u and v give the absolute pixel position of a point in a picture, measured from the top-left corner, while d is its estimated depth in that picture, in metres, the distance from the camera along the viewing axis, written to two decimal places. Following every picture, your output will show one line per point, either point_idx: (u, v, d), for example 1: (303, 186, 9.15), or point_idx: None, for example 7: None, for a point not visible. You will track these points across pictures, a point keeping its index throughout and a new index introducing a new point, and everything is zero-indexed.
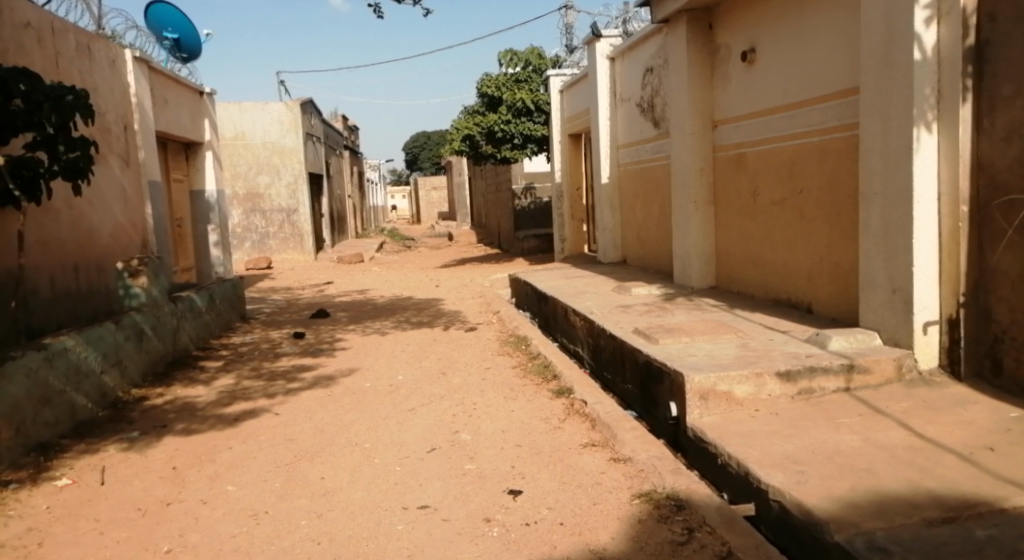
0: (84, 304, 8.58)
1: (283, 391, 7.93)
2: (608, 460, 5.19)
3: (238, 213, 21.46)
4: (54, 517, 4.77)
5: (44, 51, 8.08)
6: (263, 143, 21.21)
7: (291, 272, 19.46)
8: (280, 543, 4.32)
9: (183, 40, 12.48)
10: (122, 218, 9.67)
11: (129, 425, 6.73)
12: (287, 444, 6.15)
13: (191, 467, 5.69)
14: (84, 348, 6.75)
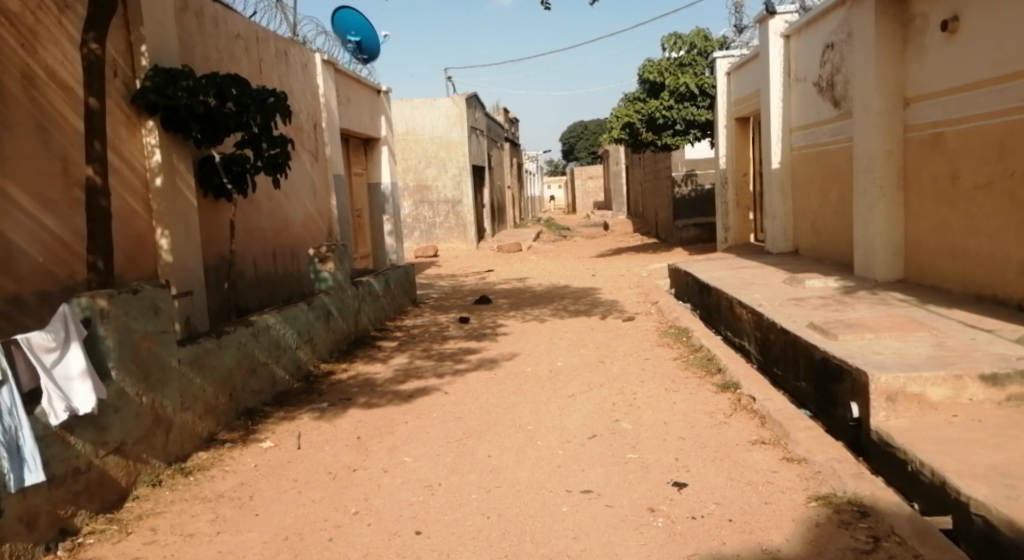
0: (280, 286, 9.40)
1: (451, 371, 8.28)
2: (781, 460, 4.98)
3: (409, 204, 22.49)
4: (260, 475, 5.28)
5: (250, 58, 8.86)
6: (431, 137, 22.04)
7: (455, 260, 20.14)
8: (453, 514, 4.51)
9: (365, 42, 13.18)
10: (311, 208, 10.44)
11: (319, 396, 7.30)
12: (456, 421, 6.41)
13: (372, 438, 6.07)
14: (282, 326, 7.39)
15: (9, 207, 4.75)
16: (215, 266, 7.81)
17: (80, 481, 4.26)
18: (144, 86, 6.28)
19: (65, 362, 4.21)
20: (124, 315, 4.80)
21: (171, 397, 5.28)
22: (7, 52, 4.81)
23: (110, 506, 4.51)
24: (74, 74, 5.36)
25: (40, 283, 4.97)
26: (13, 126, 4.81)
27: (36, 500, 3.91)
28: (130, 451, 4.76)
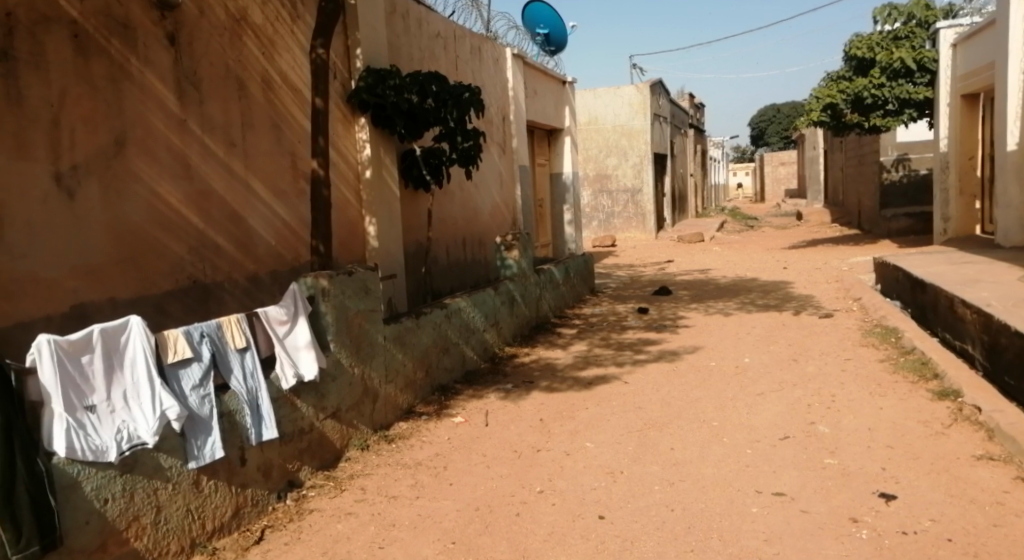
0: (469, 272, 9.85)
1: (631, 360, 8.29)
2: (1012, 479, 4.54)
3: (588, 194, 22.70)
4: (453, 447, 5.62)
5: (448, 56, 9.33)
6: (614, 126, 21.98)
7: (633, 250, 19.98)
8: (636, 503, 4.56)
9: (552, 35, 13.38)
10: (498, 198, 10.83)
11: (504, 377, 7.61)
12: (637, 411, 6.43)
13: (555, 421, 6.25)
14: (472, 309, 7.77)
15: (250, 196, 5.39)
16: (413, 252, 8.36)
17: (304, 440, 4.78)
18: (358, 86, 6.86)
19: (294, 334, 4.77)
20: (341, 295, 5.28)
21: (377, 370, 5.76)
22: (251, 59, 5.43)
23: (327, 464, 5.02)
24: (303, 77, 5.97)
25: (272, 264, 5.60)
26: (254, 125, 5.44)
27: (270, 453, 4.43)
28: (343, 417, 5.26)
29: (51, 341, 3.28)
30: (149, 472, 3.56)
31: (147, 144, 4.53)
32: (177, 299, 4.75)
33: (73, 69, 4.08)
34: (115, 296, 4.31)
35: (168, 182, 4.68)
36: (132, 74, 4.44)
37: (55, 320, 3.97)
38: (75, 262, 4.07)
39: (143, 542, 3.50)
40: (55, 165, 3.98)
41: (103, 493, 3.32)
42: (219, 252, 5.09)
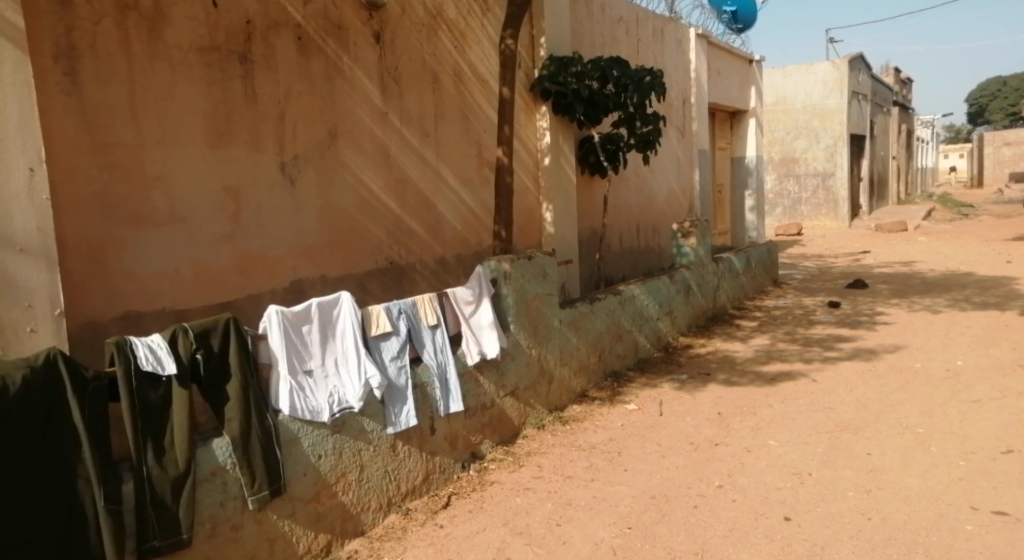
0: (643, 259, 9.77)
1: (820, 357, 7.89)
2: None
3: (773, 178, 21.70)
4: (627, 434, 5.66)
5: (630, 40, 9.29)
6: (804, 106, 20.83)
7: (823, 240, 18.84)
8: (828, 507, 4.37)
9: (741, 12, 12.87)
10: (676, 184, 10.65)
11: (679, 367, 7.53)
12: (827, 412, 6.13)
13: (735, 416, 6.10)
14: (646, 297, 7.74)
15: (440, 183, 5.70)
16: (588, 238, 8.44)
17: (486, 415, 5.05)
18: (541, 75, 7.03)
19: (478, 314, 5.01)
20: (522, 278, 5.47)
21: (553, 353, 5.91)
22: (444, 53, 5.73)
23: (506, 440, 5.27)
24: (491, 68, 6.22)
25: (459, 248, 5.90)
26: (445, 116, 5.74)
27: (456, 425, 4.74)
28: (522, 395, 5.48)
29: (279, 312, 3.69)
30: (354, 433, 3.94)
31: (354, 136, 4.93)
32: (376, 278, 5.13)
33: (296, 68, 4.52)
34: (325, 274, 4.74)
35: (371, 170, 5.06)
36: (343, 71, 4.84)
37: (277, 293, 4.43)
38: (293, 242, 4.51)
39: (349, 497, 3.89)
40: (280, 156, 4.43)
41: (318, 450, 3.73)
42: (413, 235, 5.44)
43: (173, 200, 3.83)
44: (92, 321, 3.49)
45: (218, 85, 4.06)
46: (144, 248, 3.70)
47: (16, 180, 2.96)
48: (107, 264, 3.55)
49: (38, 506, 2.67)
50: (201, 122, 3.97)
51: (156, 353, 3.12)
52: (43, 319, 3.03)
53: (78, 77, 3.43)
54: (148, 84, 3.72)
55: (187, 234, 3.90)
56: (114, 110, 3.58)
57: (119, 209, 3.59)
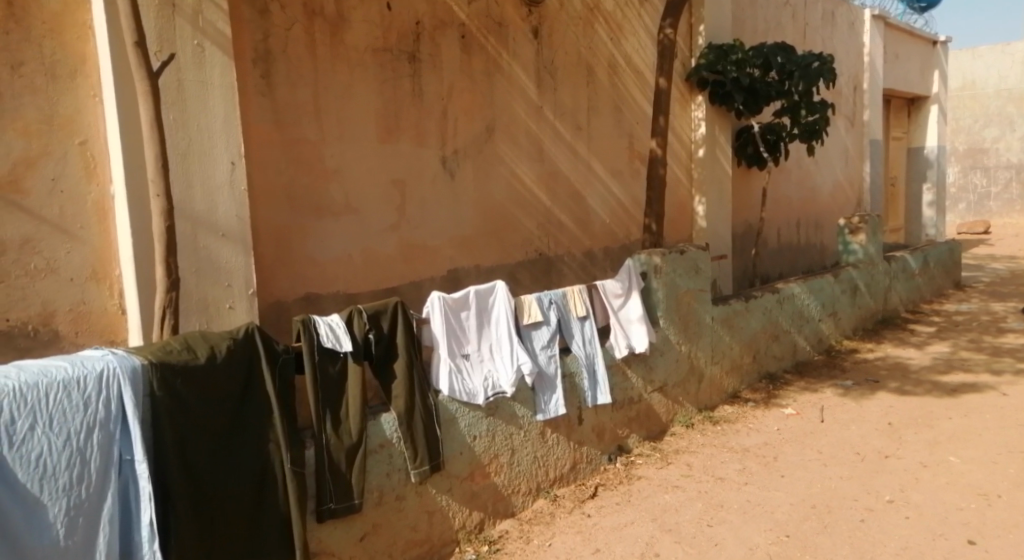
0: (803, 257, 9.33)
1: (1011, 369, 7.22)
2: None
3: (956, 170, 19.94)
4: (784, 439, 5.46)
5: (796, 24, 8.88)
6: (997, 91, 19.00)
7: (1016, 240, 17.12)
8: (1020, 534, 4.02)
9: None
10: (843, 176, 10.09)
11: (843, 372, 7.15)
12: (1019, 429, 5.61)
13: (908, 427, 5.72)
14: (807, 296, 7.41)
15: (591, 176, 5.74)
16: (744, 233, 8.18)
17: (633, 409, 5.08)
18: (698, 64, 6.88)
19: (627, 307, 5.01)
20: (673, 273, 5.41)
21: (705, 350, 5.81)
22: (600, 45, 5.75)
23: (653, 435, 5.27)
24: (647, 59, 6.18)
25: (607, 241, 5.92)
26: (599, 109, 5.77)
27: (603, 418, 4.81)
28: (670, 392, 5.44)
29: (440, 298, 3.86)
30: (507, 417, 4.12)
31: (510, 131, 5.07)
32: (526, 269, 5.26)
33: (459, 65, 4.70)
34: (479, 264, 4.91)
35: (525, 164, 5.18)
36: (502, 67, 4.99)
37: (436, 280, 4.64)
38: (452, 233, 4.71)
39: (501, 478, 4.10)
40: (442, 150, 4.63)
41: (474, 431, 3.94)
42: (563, 228, 5.52)
43: (348, 191, 4.11)
44: (277, 302, 3.80)
45: (389, 83, 4.31)
46: (323, 235, 3.99)
47: (219, 174, 3.28)
48: (292, 249, 3.86)
49: (238, 466, 2.97)
50: (373, 119, 4.23)
51: (335, 331, 3.37)
52: (240, 297, 3.35)
53: (272, 79, 3.75)
54: (329, 83, 4.01)
55: (358, 223, 4.17)
56: (301, 109, 3.88)
57: (301, 199, 3.89)
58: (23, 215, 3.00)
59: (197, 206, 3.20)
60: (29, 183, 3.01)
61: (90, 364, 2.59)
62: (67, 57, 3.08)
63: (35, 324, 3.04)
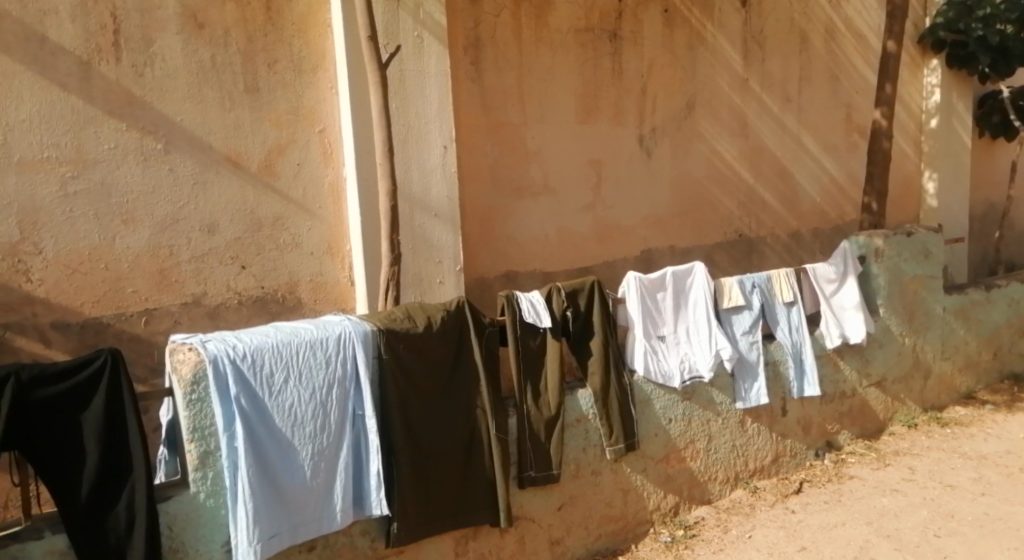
0: None
1: None
2: None
3: None
4: None
5: None
6: None
7: None
8: None
9: None
10: None
11: None
12: None
13: None
14: None
15: (801, 152, 5.47)
16: (984, 214, 7.35)
17: (845, 404, 4.82)
18: (936, 23, 6.26)
19: (841, 293, 4.72)
20: (896, 257, 5.02)
21: (933, 344, 5.34)
22: (816, 10, 5.43)
23: (868, 434, 4.96)
24: (871, 22, 5.75)
25: (816, 222, 5.63)
26: (812, 79, 5.47)
27: (810, 411, 4.62)
28: (889, 388, 5.08)
29: (637, 278, 3.88)
30: (704, 403, 4.10)
31: (713, 106, 4.96)
32: (725, 251, 5.13)
33: (661, 41, 4.68)
34: (675, 245, 4.88)
35: (727, 140, 5.06)
36: (707, 40, 4.89)
37: (632, 260, 4.68)
38: (647, 212, 4.72)
39: (697, 464, 4.10)
40: (640, 129, 4.64)
41: (669, 414, 3.96)
42: (767, 208, 5.32)
43: (547, 172, 4.26)
44: (480, 278, 4.00)
45: (589, 63, 4.39)
46: (523, 215, 4.17)
47: (433, 158, 3.54)
48: (494, 228, 4.06)
49: (451, 429, 3.25)
50: (573, 101, 4.34)
51: (536, 307, 3.54)
52: (448, 272, 3.62)
53: (481, 65, 3.96)
54: (533, 67, 4.16)
55: (555, 203, 4.31)
56: (507, 93, 4.07)
57: (504, 181, 4.08)
58: (275, 196, 3.43)
59: (413, 188, 3.49)
60: (279, 167, 3.43)
61: (331, 327, 2.95)
62: (310, 53, 3.47)
63: (282, 292, 3.48)
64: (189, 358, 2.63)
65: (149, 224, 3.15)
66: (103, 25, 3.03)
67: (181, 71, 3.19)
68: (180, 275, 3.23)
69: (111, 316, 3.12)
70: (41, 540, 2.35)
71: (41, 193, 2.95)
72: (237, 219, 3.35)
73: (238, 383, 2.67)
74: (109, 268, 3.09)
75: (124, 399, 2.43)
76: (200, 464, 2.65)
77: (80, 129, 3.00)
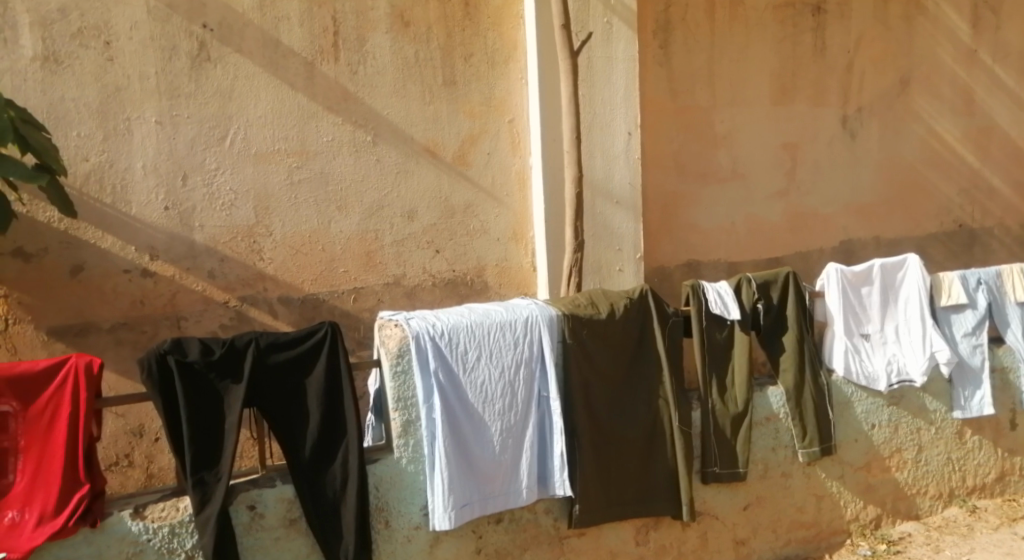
0: None
1: None
2: None
3: None
4: None
5: None
6: None
7: None
8: None
9: None
10: None
11: None
12: None
13: None
14: None
15: None
16: None
17: None
18: None
19: None
20: None
21: None
22: None
23: None
24: None
25: None
26: None
27: None
28: None
29: (839, 271, 3.60)
30: (914, 409, 3.79)
31: (932, 81, 4.50)
32: (942, 243, 4.64)
33: (872, 11, 4.33)
34: (881, 236, 4.48)
35: (950, 119, 4.57)
36: (927, 9, 4.46)
37: (829, 251, 4.36)
38: (851, 200, 4.39)
39: (904, 475, 3.80)
40: (844, 110, 4.32)
41: (872, 419, 3.70)
42: (995, 195, 4.75)
43: (737, 158, 4.08)
44: (661, 267, 3.93)
45: (789, 40, 4.16)
46: (710, 202, 4.03)
47: (618, 143, 3.55)
48: (676, 217, 3.95)
49: (635, 417, 3.26)
50: (771, 82, 4.13)
51: (723, 298, 3.43)
52: (628, 260, 3.60)
53: (670, 48, 3.87)
54: (726, 48, 4.01)
55: (746, 190, 4.12)
56: (697, 76, 3.95)
57: (692, 167, 3.97)
58: (466, 183, 3.62)
59: (598, 176, 3.52)
60: (472, 157, 3.62)
61: (519, 310, 3.06)
62: (504, 45, 3.63)
63: (471, 275, 3.67)
64: (394, 333, 2.88)
65: (359, 210, 3.45)
66: (325, 28, 3.35)
67: (388, 67, 3.45)
68: (383, 257, 3.51)
69: (327, 293, 3.43)
70: (274, 488, 2.69)
71: (273, 181, 3.31)
72: (433, 205, 3.57)
73: (437, 358, 2.87)
74: (325, 250, 3.41)
75: (342, 372, 2.70)
76: (403, 432, 2.90)
77: (304, 123, 3.35)
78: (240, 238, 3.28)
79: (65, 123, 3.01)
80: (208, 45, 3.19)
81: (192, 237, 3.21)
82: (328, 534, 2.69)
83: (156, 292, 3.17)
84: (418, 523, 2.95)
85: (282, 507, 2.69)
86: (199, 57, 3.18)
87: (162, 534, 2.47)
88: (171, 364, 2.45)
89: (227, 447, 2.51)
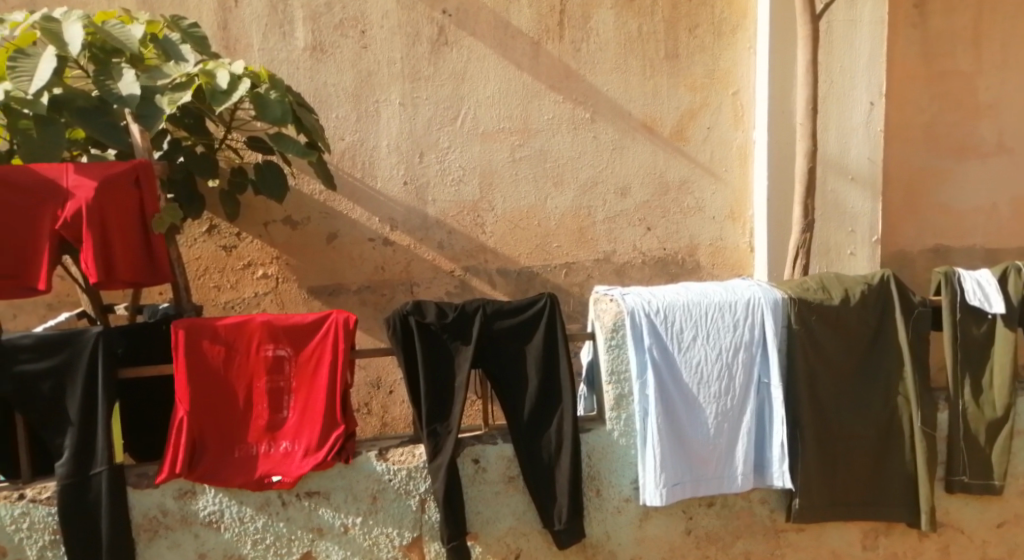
0: None
1: None
2: None
3: None
4: None
5: None
6: None
7: None
8: None
9: None
10: None
11: None
12: None
13: None
14: None
15: None
16: None
17: None
18: None
19: None
20: None
21: None
22: None
23: None
24: None
25: None
26: None
27: None
28: None
29: None
30: None
31: None
32: None
33: None
34: None
35: None
36: None
37: None
38: None
39: None
40: None
41: None
42: None
43: (1003, 130, 3.54)
44: (901, 252, 3.54)
45: None
46: (966, 180, 3.54)
47: (857, 114, 3.27)
48: (923, 196, 3.54)
49: (868, 413, 3.01)
50: None
51: (984, 289, 3.01)
52: (861, 244, 3.33)
53: (926, 7, 3.45)
54: (999, 2, 3.50)
55: (1015, 167, 3.56)
56: (959, 35, 3.48)
57: (948, 139, 3.52)
58: (683, 159, 3.57)
59: (831, 149, 3.28)
60: (690, 132, 3.56)
61: (739, 291, 2.95)
62: (732, 14, 3.53)
63: (683, 254, 3.61)
64: (610, 308, 2.91)
65: (575, 186, 3.53)
66: (552, 7, 3.44)
67: (611, 42, 3.47)
68: (595, 234, 3.55)
69: (540, 266, 3.56)
70: (495, 446, 2.87)
71: (497, 159, 3.49)
72: (647, 182, 3.56)
73: (652, 335, 2.86)
74: (541, 226, 3.53)
75: (558, 344, 2.79)
76: (616, 405, 2.94)
77: (528, 102, 3.47)
78: (466, 212, 3.50)
79: (327, 105, 3.38)
80: (447, 30, 3.42)
81: (425, 210, 3.49)
82: (541, 496, 2.82)
83: (394, 260, 3.50)
84: (629, 495, 2.98)
85: (502, 464, 2.87)
86: (439, 42, 3.42)
87: (401, 476, 2.75)
88: (410, 325, 2.70)
89: (455, 406, 2.71)
